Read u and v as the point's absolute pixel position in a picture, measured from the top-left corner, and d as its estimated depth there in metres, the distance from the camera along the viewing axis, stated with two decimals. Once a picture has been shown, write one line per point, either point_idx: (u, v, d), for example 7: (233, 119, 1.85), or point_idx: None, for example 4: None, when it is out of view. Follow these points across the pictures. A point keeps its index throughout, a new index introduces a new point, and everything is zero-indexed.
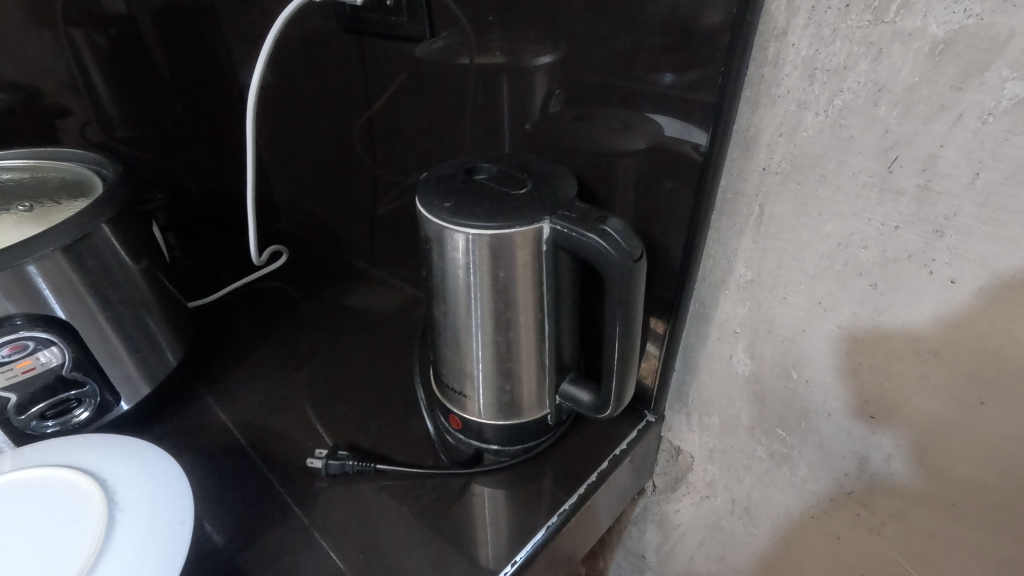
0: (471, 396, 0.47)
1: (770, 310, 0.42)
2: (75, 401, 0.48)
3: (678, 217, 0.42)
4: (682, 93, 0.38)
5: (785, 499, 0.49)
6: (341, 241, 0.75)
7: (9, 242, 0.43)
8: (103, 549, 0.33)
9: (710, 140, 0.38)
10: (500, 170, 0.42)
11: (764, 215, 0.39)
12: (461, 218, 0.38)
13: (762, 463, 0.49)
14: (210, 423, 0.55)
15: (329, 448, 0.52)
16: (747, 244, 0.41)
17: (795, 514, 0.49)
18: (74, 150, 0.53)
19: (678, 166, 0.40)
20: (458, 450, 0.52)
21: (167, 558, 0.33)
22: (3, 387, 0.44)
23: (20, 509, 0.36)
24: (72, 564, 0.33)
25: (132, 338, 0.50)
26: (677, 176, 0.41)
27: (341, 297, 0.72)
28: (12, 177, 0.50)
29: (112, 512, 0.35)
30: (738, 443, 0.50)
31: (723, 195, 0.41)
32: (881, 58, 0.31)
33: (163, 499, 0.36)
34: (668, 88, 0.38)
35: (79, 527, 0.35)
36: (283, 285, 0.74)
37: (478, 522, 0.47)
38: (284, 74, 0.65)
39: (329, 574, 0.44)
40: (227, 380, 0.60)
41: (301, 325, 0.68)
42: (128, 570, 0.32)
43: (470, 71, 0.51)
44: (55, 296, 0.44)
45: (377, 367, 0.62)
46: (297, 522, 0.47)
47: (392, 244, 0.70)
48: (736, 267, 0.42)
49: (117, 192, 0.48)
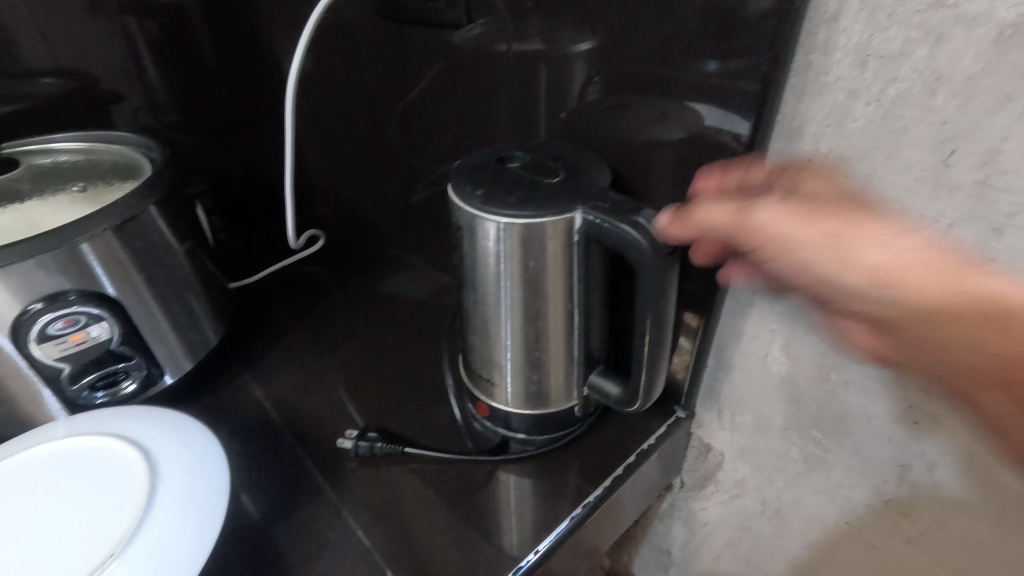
0: (499, 385, 0.47)
1: (808, 308, 0.41)
2: (123, 374, 0.50)
3: None
4: (725, 81, 0.36)
5: (818, 503, 0.48)
6: (377, 227, 0.76)
7: (66, 221, 0.46)
8: (145, 516, 0.35)
9: (753, 129, 0.36)
10: (532, 159, 0.42)
11: None
12: (494, 206, 0.38)
13: (795, 465, 0.48)
14: (246, 401, 0.57)
15: (358, 430, 0.53)
16: None
17: (829, 519, 0.47)
18: (126, 133, 0.55)
19: (718, 158, 0.39)
20: (485, 437, 0.53)
21: (203, 528, 0.35)
22: (58, 358, 0.46)
23: (73, 475, 0.38)
24: (117, 529, 0.34)
25: (176, 316, 0.52)
26: (716, 167, 0.39)
27: (375, 282, 0.74)
28: (68, 158, 0.53)
29: (154, 481, 0.36)
30: (770, 443, 0.49)
31: None
32: (941, 44, 0.29)
33: (201, 471, 0.38)
34: (711, 74, 0.37)
35: (124, 494, 0.37)
36: (319, 269, 0.75)
37: (502, 509, 0.48)
38: (324, 61, 0.66)
39: (356, 551, 0.45)
40: (263, 360, 0.62)
41: (335, 308, 0.69)
42: (168, 537, 0.34)
43: (507, 57, 0.50)
44: (106, 273, 0.46)
45: (408, 352, 0.63)
46: (326, 500, 0.48)
47: (425, 231, 0.70)
48: None
49: (163, 175, 0.50)
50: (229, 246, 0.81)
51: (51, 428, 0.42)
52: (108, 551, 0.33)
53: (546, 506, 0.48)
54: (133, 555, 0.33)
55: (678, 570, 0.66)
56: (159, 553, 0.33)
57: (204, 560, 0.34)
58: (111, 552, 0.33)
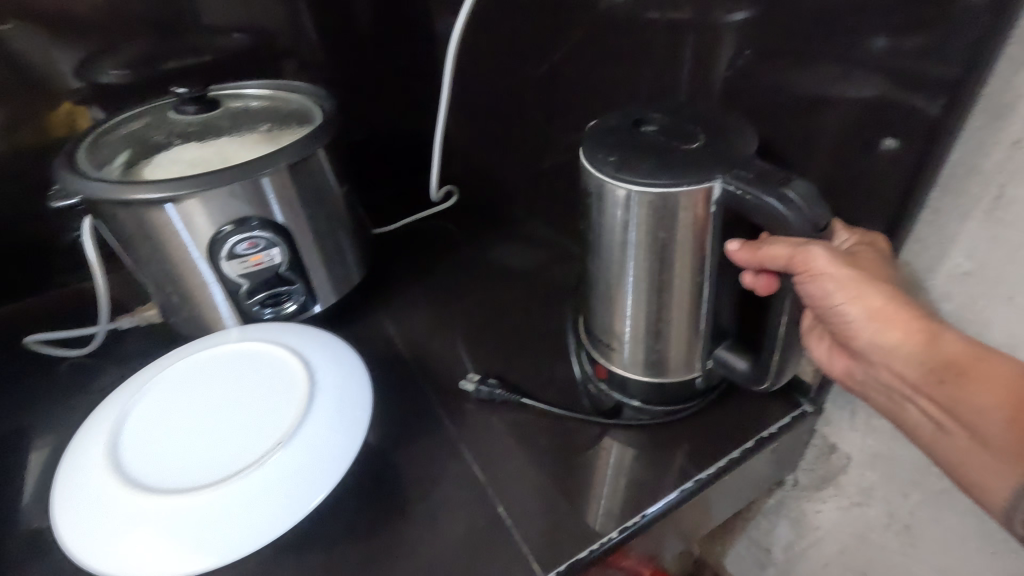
0: (616, 349, 0.48)
1: (987, 310, 0.37)
2: (287, 296, 0.57)
3: (886, 191, 0.38)
4: (919, 49, 0.33)
5: (961, 524, 0.44)
6: (505, 190, 0.79)
7: (251, 157, 0.52)
8: (306, 415, 0.40)
9: (947, 104, 0.33)
10: (668, 122, 0.41)
11: (1003, 198, 0.34)
12: (626, 173, 0.37)
13: (938, 480, 0.44)
14: (378, 337, 0.62)
15: (479, 375, 0.56)
16: (972, 230, 0.36)
17: (973, 543, 0.43)
18: (303, 83, 0.61)
19: (897, 134, 0.36)
20: (598, 397, 0.54)
21: (353, 434, 0.39)
22: (240, 275, 0.53)
23: (245, 371, 0.44)
24: (282, 422, 0.40)
25: (329, 252, 0.58)
26: (894, 144, 0.36)
27: (498, 242, 0.76)
28: (255, 102, 0.59)
29: (313, 388, 0.42)
30: (911, 452, 0.45)
31: (950, 170, 0.36)
32: None
33: (350, 385, 0.42)
34: (900, 42, 0.34)
35: (287, 394, 0.42)
36: (448, 224, 0.80)
37: (610, 471, 0.49)
38: (476, 22, 0.69)
39: (468, 485, 0.48)
40: (395, 303, 0.67)
41: (461, 263, 0.73)
42: (324, 437, 0.39)
43: (661, 21, 0.49)
44: (280, 204, 0.52)
45: (527, 311, 0.65)
46: (444, 435, 0.52)
47: (553, 196, 0.72)
48: (950, 255, 0.37)
49: (331, 123, 0.55)
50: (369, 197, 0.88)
51: (226, 332, 0.49)
52: (276, 440, 0.39)
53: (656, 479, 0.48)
54: (297, 446, 0.38)
55: (777, 570, 0.64)
56: (317, 449, 0.38)
57: (351, 461, 0.39)
58: (278, 441, 0.38)
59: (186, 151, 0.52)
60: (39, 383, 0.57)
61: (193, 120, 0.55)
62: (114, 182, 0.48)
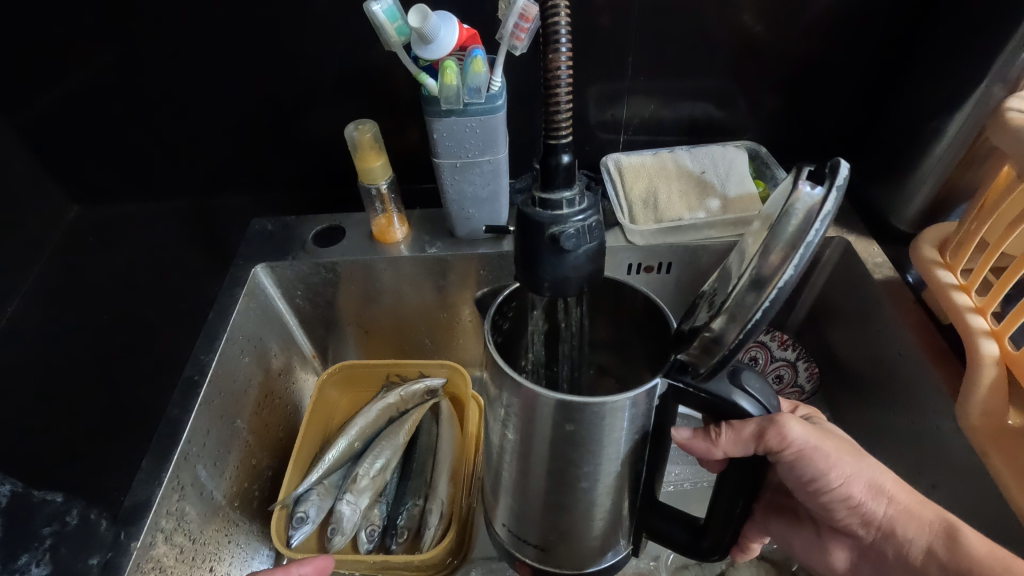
0: (678, 548, 0.52)
1: (519, 515, 0.51)
2: (685, 384, 0.39)
3: (662, 529, 0.51)
4: (668, 517, 0.51)
5: (557, 509, 0.47)
6: (723, 292, 0.35)
7: (643, 312, 0.46)
8: (619, 469, 0.44)
9: (563, 531, 0.49)
10: (707, 369, 0.38)
11: (512, 452, 0.46)
12: (701, 364, 0.38)
13: (552, 532, 0.50)
14: (767, 414, 0.42)
15: (712, 298, 0.37)
16: (511, 484, 0.49)
17: (549, 512, 0.48)
18: (626, 399, 0.38)
19: (667, 538, 0.51)
20: (722, 540, 0.49)
21: (651, 466, 0.47)
22: (734, 454, 0.44)
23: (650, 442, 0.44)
24: (615, 473, 0.44)
25: (719, 409, 0.41)
26: (677, 524, 0.51)
27: (758, 431, 0.43)
28: (694, 318, 0.39)
29: (642, 468, 0.46)
30: (558, 531, 0.49)
31: (577, 523, 0.48)
32: (500, 469, 0.50)
33: (739, 482, 0.46)
34: (669, 524, 0.51)
35: (619, 451, 0.42)
36: (700, 335, 0.36)
37: (812, 505, 0.53)
38: (732, 484, 0.46)
39: (816, 499, 0.51)
40: (748, 384, 0.42)
41: (715, 306, 0.36)
42: (648, 470, 0.47)
43: (720, 524, 0.48)
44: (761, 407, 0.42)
45: (628, 313, 0.48)
46: (719, 516, 0.48)
47: (728, 507, 0.47)
48: (524, 527, 0.52)
49: (596, 273, 0.41)
50: (731, 276, 0.35)
51: (582, 212, 0.38)
52: (614, 475, 0.44)
53: (571, 535, 0.49)
54: (624, 469, 0.45)
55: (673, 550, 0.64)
56: (626, 487, 0.47)
57: (632, 479, 0.46)
58: (604, 462, 0.43)
59: (646, 423, 0.41)
60: (573, 198, 0.38)
61: (590, 248, 0.39)
62: (600, 234, 0.39)
